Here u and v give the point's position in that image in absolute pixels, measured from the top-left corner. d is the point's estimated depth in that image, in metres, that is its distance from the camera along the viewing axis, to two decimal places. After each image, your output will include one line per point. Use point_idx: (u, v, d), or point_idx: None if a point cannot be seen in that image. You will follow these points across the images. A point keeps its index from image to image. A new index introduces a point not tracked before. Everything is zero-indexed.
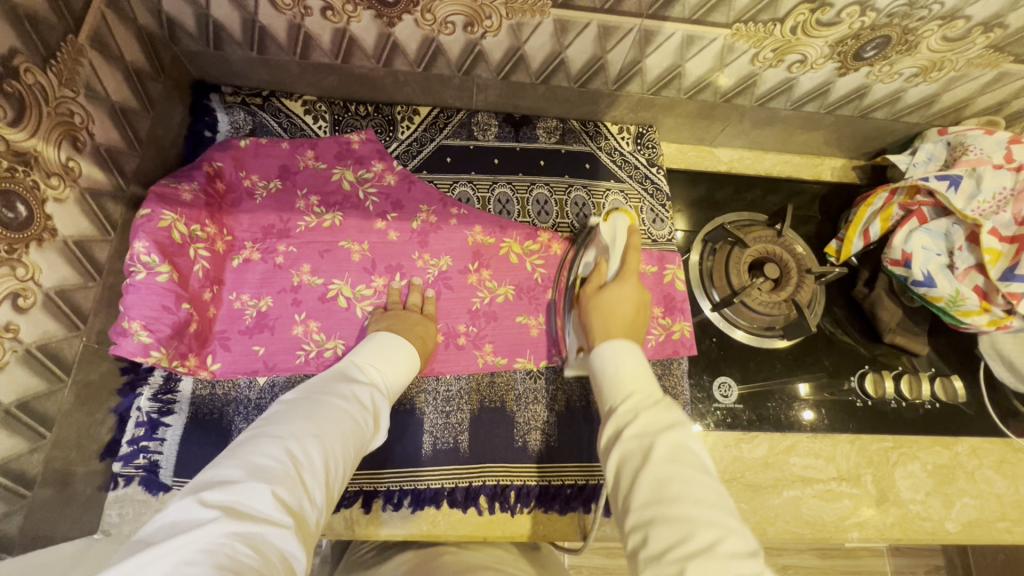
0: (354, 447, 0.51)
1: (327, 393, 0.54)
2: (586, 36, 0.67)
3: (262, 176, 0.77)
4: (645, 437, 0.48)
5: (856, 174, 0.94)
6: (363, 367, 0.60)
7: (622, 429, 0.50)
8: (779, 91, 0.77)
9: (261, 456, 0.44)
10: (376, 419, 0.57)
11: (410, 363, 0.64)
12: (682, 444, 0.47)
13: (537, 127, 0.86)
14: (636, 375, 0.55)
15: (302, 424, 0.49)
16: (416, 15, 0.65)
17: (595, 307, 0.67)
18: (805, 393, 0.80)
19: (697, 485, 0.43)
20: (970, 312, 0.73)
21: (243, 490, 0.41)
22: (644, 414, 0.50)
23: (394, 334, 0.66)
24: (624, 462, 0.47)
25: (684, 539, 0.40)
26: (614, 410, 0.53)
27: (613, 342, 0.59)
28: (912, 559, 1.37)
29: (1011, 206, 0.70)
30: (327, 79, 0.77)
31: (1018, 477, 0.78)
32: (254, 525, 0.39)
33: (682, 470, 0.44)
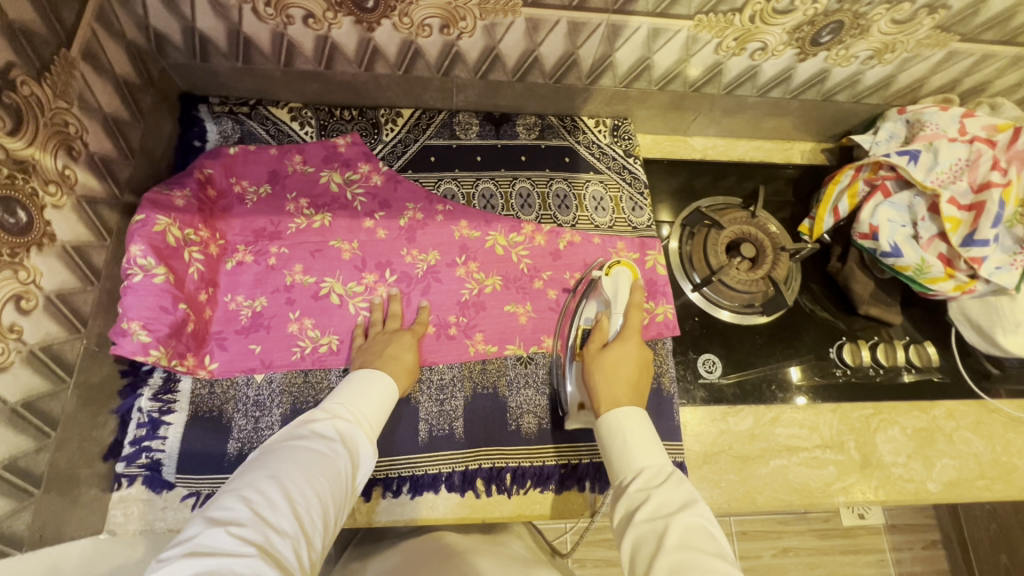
0: (325, 475, 0.50)
1: (287, 436, 0.54)
2: (558, 33, 0.71)
3: (252, 182, 0.80)
4: (657, 520, 0.50)
5: (825, 156, 0.98)
6: (330, 404, 0.59)
7: (634, 510, 0.52)
8: (745, 78, 0.81)
9: (221, 506, 0.45)
10: (350, 443, 0.55)
11: (386, 388, 0.64)
12: (695, 530, 0.48)
13: (516, 124, 0.89)
14: (645, 451, 0.57)
15: (261, 471, 0.49)
16: (395, 19, 0.68)
17: (598, 367, 0.66)
18: (798, 378, 0.83)
19: (710, 570, 0.44)
20: (936, 279, 0.77)
21: (202, 538, 0.42)
22: (657, 495, 0.52)
23: (371, 369, 0.66)
24: (638, 547, 0.49)
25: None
26: (625, 489, 0.55)
27: (613, 407, 0.61)
28: (909, 535, 1.40)
29: (968, 175, 0.74)
30: (311, 86, 0.81)
31: (994, 436, 0.81)
32: (215, 563, 0.39)
33: (694, 556, 0.46)
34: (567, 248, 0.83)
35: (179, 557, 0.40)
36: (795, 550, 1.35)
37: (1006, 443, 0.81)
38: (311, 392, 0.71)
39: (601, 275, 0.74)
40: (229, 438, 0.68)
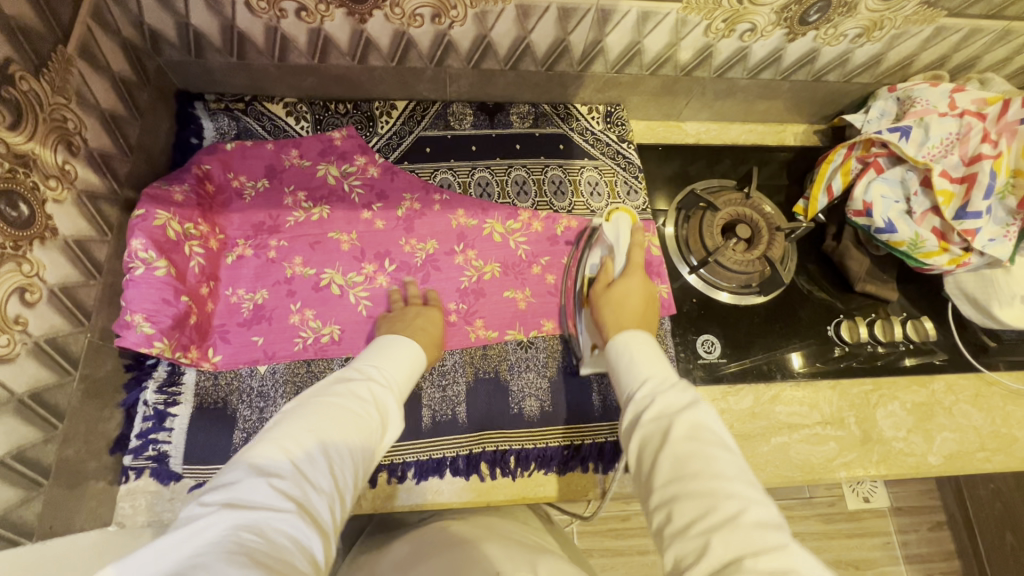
0: (360, 437, 0.51)
1: (322, 390, 0.54)
2: (548, 19, 0.72)
3: (250, 177, 0.81)
4: (664, 419, 0.49)
5: (818, 138, 0.99)
6: (364, 365, 0.60)
7: (641, 413, 0.51)
8: (735, 61, 0.82)
9: (259, 457, 0.45)
10: (382, 406, 0.56)
11: (416, 357, 0.65)
12: (701, 425, 0.48)
13: (510, 113, 0.89)
14: (650, 361, 0.56)
15: (297, 422, 0.49)
16: (386, 10, 0.69)
17: (607, 302, 0.69)
18: (799, 366, 0.83)
19: (718, 459, 0.45)
20: (931, 252, 0.78)
21: (242, 488, 0.42)
22: (663, 398, 0.51)
23: (404, 338, 0.66)
24: (646, 444, 0.49)
25: (706, 511, 0.42)
26: (631, 395, 0.53)
27: (623, 334, 0.60)
28: (915, 517, 1.41)
29: (959, 149, 0.74)
30: (306, 80, 0.82)
31: (994, 409, 0.82)
32: (256, 515, 0.40)
33: (703, 447, 0.46)
34: (563, 233, 0.84)
35: (220, 506, 0.40)
36: (801, 535, 1.36)
37: (1005, 415, 0.82)
38: (314, 381, 0.72)
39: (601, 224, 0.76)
40: (234, 428, 0.68)
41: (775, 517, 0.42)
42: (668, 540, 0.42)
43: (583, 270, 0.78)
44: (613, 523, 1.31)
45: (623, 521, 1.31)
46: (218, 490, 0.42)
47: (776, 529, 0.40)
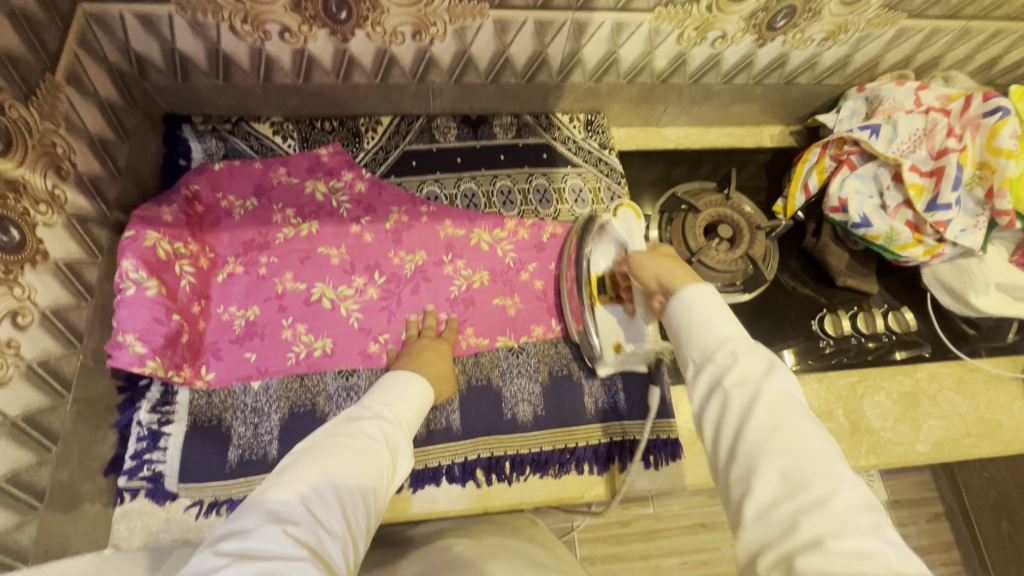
0: (371, 480, 0.51)
1: (332, 432, 0.55)
2: (525, 33, 0.74)
3: (239, 196, 0.82)
4: (746, 386, 0.45)
5: (794, 138, 1.02)
6: (373, 405, 0.60)
7: (720, 377, 0.47)
8: (708, 67, 0.85)
9: (274, 502, 0.45)
10: (392, 447, 0.56)
11: (423, 393, 0.66)
12: (784, 395, 0.44)
13: (493, 124, 0.92)
14: (729, 320, 0.51)
15: (310, 466, 0.49)
16: (368, 29, 0.71)
17: (654, 265, 0.64)
18: (793, 363, 0.84)
19: (805, 435, 0.42)
20: (906, 245, 0.80)
21: (257, 535, 0.42)
22: (742, 363, 0.47)
23: (414, 375, 0.68)
24: (725, 410, 0.45)
25: (792, 492, 0.39)
26: (709, 357, 0.49)
27: (696, 287, 0.55)
28: (914, 509, 1.42)
29: (926, 144, 0.77)
30: (292, 99, 0.84)
31: (977, 395, 0.84)
32: (270, 563, 0.39)
33: (788, 420, 0.42)
34: (549, 240, 0.86)
35: (235, 556, 0.40)
36: None
37: (988, 401, 0.84)
38: (308, 396, 0.72)
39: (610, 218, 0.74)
40: (229, 446, 0.68)
41: (868, 499, 0.38)
42: (748, 515, 0.40)
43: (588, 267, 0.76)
44: (614, 529, 1.31)
45: (624, 527, 1.31)
46: (233, 537, 0.42)
47: (868, 514, 0.37)
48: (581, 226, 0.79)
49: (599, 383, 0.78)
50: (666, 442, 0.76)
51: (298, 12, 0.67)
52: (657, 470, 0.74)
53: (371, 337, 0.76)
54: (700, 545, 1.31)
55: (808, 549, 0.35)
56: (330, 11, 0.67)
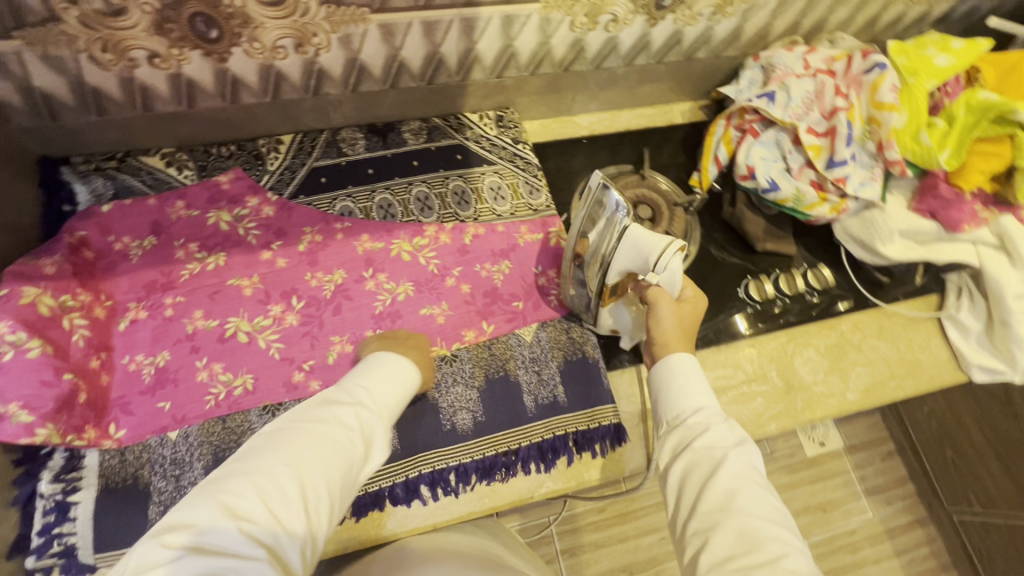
0: (343, 468, 0.47)
1: (305, 414, 0.50)
2: (414, 35, 0.73)
3: (134, 236, 0.76)
4: (715, 451, 0.51)
5: (704, 112, 1.04)
6: (353, 388, 0.56)
7: (690, 440, 0.53)
8: (607, 51, 0.85)
9: (232, 490, 0.41)
10: (370, 435, 0.52)
11: (405, 379, 0.62)
12: (749, 464, 0.50)
13: (402, 131, 0.89)
14: (705, 389, 0.56)
15: (273, 450, 0.45)
16: (245, 45, 0.68)
17: (667, 322, 0.62)
18: (745, 328, 0.86)
19: (761, 501, 0.47)
20: (813, 204, 0.83)
21: (210, 527, 0.39)
22: (714, 428, 0.52)
23: (402, 364, 0.63)
24: (692, 470, 0.51)
25: (747, 549, 0.44)
26: (682, 422, 0.55)
27: (678, 354, 0.60)
28: (869, 452, 1.48)
29: (817, 106, 0.80)
30: (180, 127, 0.79)
31: (897, 338, 0.88)
32: (224, 563, 0.37)
33: (750, 486, 0.48)
34: (472, 242, 0.84)
35: (184, 550, 0.38)
36: None
37: (908, 342, 0.88)
38: (232, 438, 0.68)
39: (637, 257, 0.63)
40: (149, 504, 0.64)
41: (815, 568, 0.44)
42: (704, 564, 0.45)
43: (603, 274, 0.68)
44: (592, 516, 1.31)
45: (600, 513, 1.32)
46: (182, 526, 0.39)
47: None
48: (594, 215, 0.67)
49: (536, 380, 0.77)
50: (611, 427, 0.76)
51: (163, 35, 0.63)
52: (604, 458, 0.75)
53: (294, 366, 0.73)
54: None
55: None
56: (197, 29, 0.64)
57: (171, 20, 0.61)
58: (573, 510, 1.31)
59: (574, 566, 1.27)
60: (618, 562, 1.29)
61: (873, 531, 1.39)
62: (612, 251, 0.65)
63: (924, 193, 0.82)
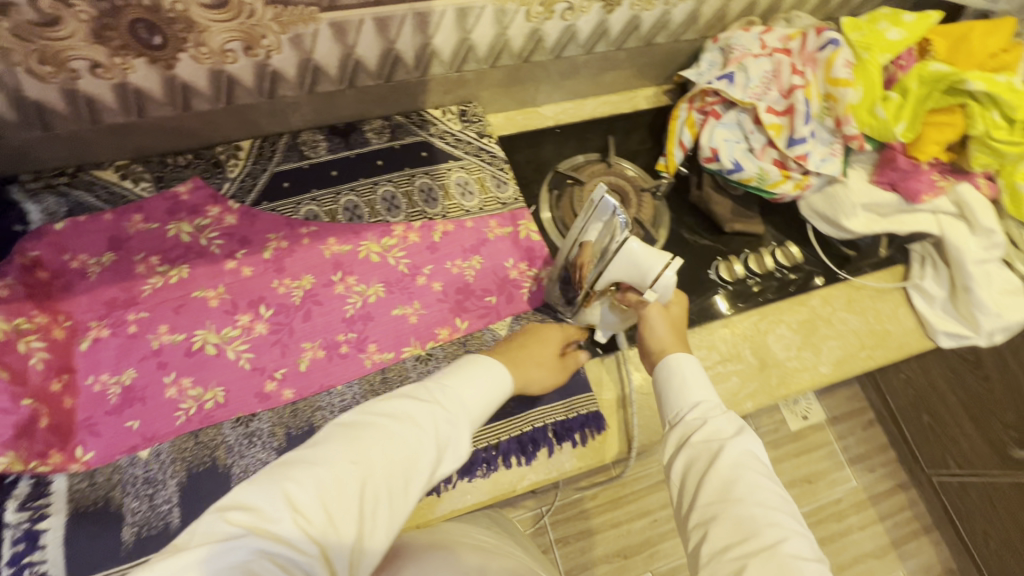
0: (408, 473, 0.47)
1: (381, 406, 0.51)
2: (367, 32, 0.71)
3: (91, 253, 0.74)
4: (713, 443, 0.55)
5: (668, 97, 1.04)
6: (437, 387, 0.56)
7: (689, 435, 0.57)
8: (566, 40, 0.85)
9: (299, 479, 0.43)
10: (442, 441, 0.51)
11: (493, 384, 0.60)
12: (747, 454, 0.54)
13: (365, 130, 0.88)
14: (704, 385, 0.61)
15: (345, 446, 0.46)
16: (191, 51, 0.66)
17: (660, 329, 0.67)
18: (727, 309, 0.87)
19: (759, 490, 0.51)
20: (777, 182, 0.84)
21: (272, 510, 0.41)
22: (713, 422, 0.57)
23: (494, 364, 0.62)
24: (692, 464, 0.54)
25: (745, 538, 0.48)
26: (681, 417, 0.59)
27: (674, 354, 0.64)
28: (850, 422, 1.51)
29: (776, 85, 0.81)
30: (133, 138, 0.77)
31: (866, 309, 0.90)
32: (278, 547, 0.39)
33: (747, 475, 0.52)
34: (442, 239, 0.84)
35: (246, 529, 0.39)
36: None
37: (876, 313, 0.90)
38: (206, 452, 0.67)
39: (638, 272, 0.66)
40: (123, 525, 0.62)
41: (812, 551, 0.48)
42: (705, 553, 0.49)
43: (601, 279, 0.69)
44: (584, 504, 1.32)
45: (592, 500, 1.33)
46: (248, 504, 0.41)
47: (813, 563, 0.47)
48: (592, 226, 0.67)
49: None
50: (589, 415, 0.77)
51: (103, 44, 0.61)
52: (584, 447, 0.76)
53: (266, 376, 0.72)
54: (665, 501, 1.35)
55: None
56: (139, 36, 0.62)
57: (109, 27, 0.59)
58: (565, 500, 1.31)
59: (570, 555, 1.28)
60: (613, 548, 1.30)
61: (857, 498, 1.42)
62: (608, 263, 0.67)
63: (883, 165, 0.83)
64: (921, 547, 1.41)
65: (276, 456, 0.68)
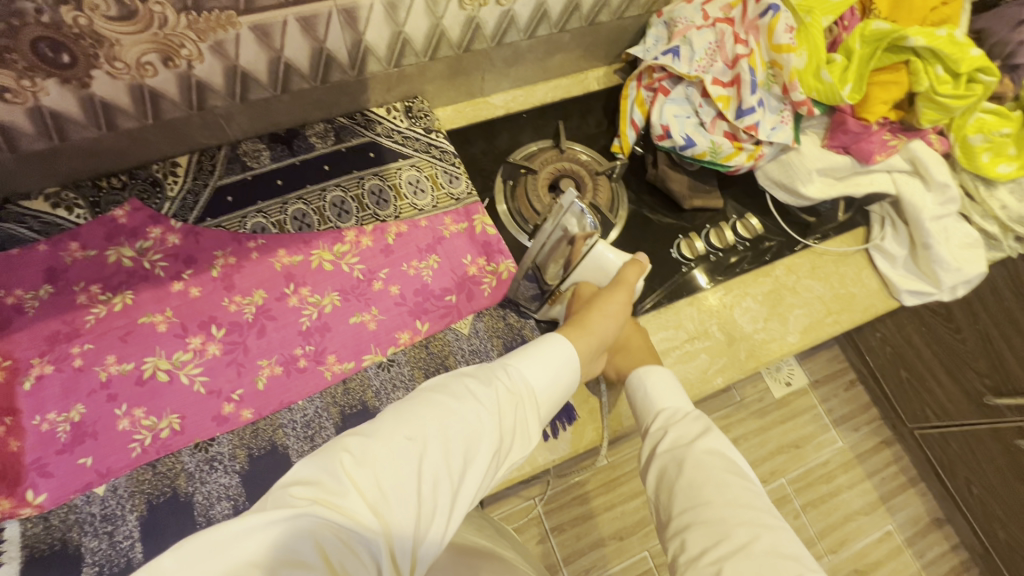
0: (470, 458, 0.47)
1: (442, 384, 0.52)
2: (293, 33, 0.68)
3: (28, 287, 0.71)
4: (678, 449, 0.58)
5: (619, 76, 1.02)
6: (499, 367, 0.56)
7: (658, 445, 0.61)
8: (505, 26, 0.82)
9: (361, 456, 0.44)
10: (504, 428, 0.51)
11: (561, 370, 0.59)
12: (711, 452, 0.57)
13: (308, 135, 0.85)
14: (668, 394, 0.66)
15: (410, 424, 0.47)
16: (105, 66, 0.63)
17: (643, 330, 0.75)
18: (705, 282, 0.86)
19: (725, 487, 0.53)
20: (730, 154, 0.84)
21: (336, 482, 0.42)
22: (675, 429, 0.61)
23: (560, 341, 0.61)
24: (662, 474, 0.58)
25: (718, 541, 0.50)
26: (649, 430, 0.64)
27: (643, 366, 0.70)
28: (831, 384, 1.52)
29: (721, 55, 0.80)
30: (61, 163, 0.73)
31: (830, 275, 0.90)
32: (341, 519, 0.40)
33: (713, 474, 0.54)
34: (396, 241, 0.82)
35: (312, 500, 0.41)
36: (744, 438, 1.43)
37: (840, 278, 0.90)
38: (166, 481, 0.65)
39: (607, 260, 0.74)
40: (81, 566, 0.60)
41: (784, 544, 0.50)
42: (684, 559, 0.51)
43: (568, 278, 0.76)
44: (576, 490, 1.32)
45: (583, 485, 1.33)
46: (314, 475, 0.42)
47: (785, 558, 0.48)
48: (566, 227, 0.69)
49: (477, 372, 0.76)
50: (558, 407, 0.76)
51: (6, 67, 0.58)
52: (556, 439, 0.75)
53: (222, 398, 0.70)
54: None
55: None
56: (45, 56, 0.58)
57: (10, 49, 0.56)
58: (557, 488, 1.31)
59: (566, 542, 1.28)
60: (608, 530, 1.30)
61: (844, 459, 1.44)
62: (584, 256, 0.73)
63: (835, 129, 0.83)
64: (908, 499, 1.43)
65: (239, 479, 0.66)
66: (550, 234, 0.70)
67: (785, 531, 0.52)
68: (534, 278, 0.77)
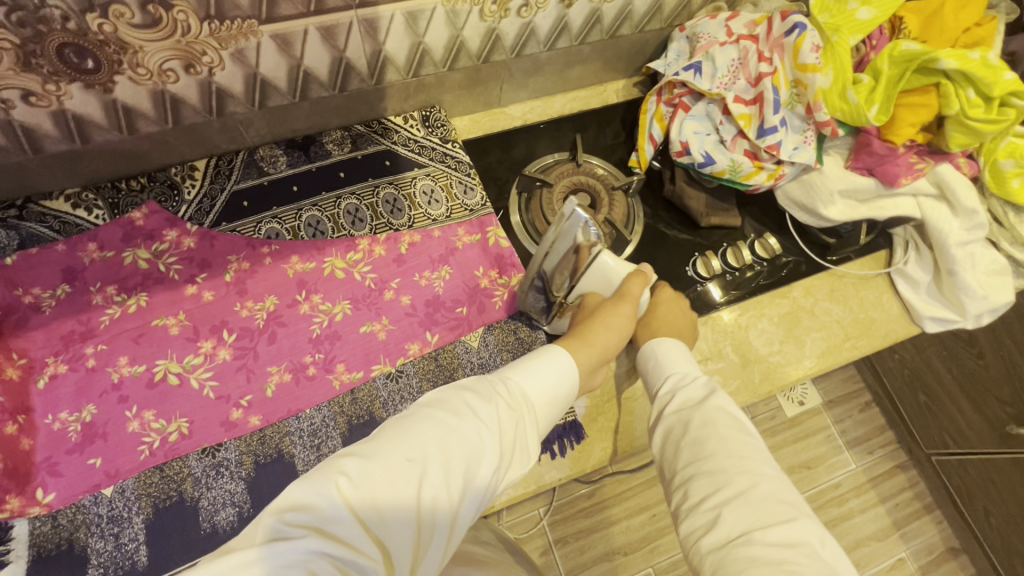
0: (468, 478, 0.47)
1: (440, 401, 0.51)
2: (313, 41, 0.68)
3: (45, 286, 0.72)
4: (686, 410, 0.58)
5: (639, 89, 1.01)
6: (500, 380, 0.55)
7: (664, 407, 0.60)
8: (525, 37, 0.82)
9: (358, 480, 0.43)
10: (504, 445, 0.50)
11: (562, 386, 0.58)
12: (717, 410, 0.56)
13: (325, 142, 0.86)
14: (677, 360, 0.65)
15: (409, 445, 0.46)
16: (128, 72, 0.63)
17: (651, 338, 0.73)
18: (720, 298, 0.85)
19: (729, 441, 0.52)
20: (750, 173, 0.82)
21: (333, 510, 0.41)
22: (683, 392, 0.60)
23: (560, 356, 0.60)
24: (669, 433, 0.57)
25: (720, 488, 0.49)
26: (656, 395, 0.63)
27: (656, 338, 0.68)
28: (846, 405, 1.49)
29: (743, 73, 0.79)
30: (82, 164, 0.74)
31: (849, 298, 0.88)
32: (339, 549, 0.39)
33: (719, 429, 0.54)
34: (408, 251, 0.81)
35: (308, 530, 0.40)
36: None
37: (860, 301, 0.88)
38: (171, 486, 0.65)
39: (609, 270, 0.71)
40: (87, 567, 0.61)
41: (786, 493, 0.49)
42: (686, 509, 0.50)
43: (575, 289, 0.73)
44: (581, 502, 1.31)
45: (588, 498, 1.31)
46: (309, 504, 0.41)
47: (786, 506, 0.48)
48: (568, 235, 0.67)
49: None
50: (566, 425, 0.75)
51: (33, 71, 0.59)
52: (563, 457, 0.74)
53: (231, 404, 0.70)
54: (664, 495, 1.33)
55: (744, 543, 0.45)
56: (70, 61, 0.59)
57: (36, 54, 0.57)
58: (562, 500, 1.30)
59: (569, 555, 1.26)
60: (611, 545, 1.28)
61: (856, 482, 1.41)
62: (586, 265, 0.70)
63: (858, 151, 0.81)
64: (923, 527, 1.39)
65: (244, 486, 0.66)
66: (554, 242, 0.68)
67: (788, 482, 0.51)
68: (540, 289, 0.75)
